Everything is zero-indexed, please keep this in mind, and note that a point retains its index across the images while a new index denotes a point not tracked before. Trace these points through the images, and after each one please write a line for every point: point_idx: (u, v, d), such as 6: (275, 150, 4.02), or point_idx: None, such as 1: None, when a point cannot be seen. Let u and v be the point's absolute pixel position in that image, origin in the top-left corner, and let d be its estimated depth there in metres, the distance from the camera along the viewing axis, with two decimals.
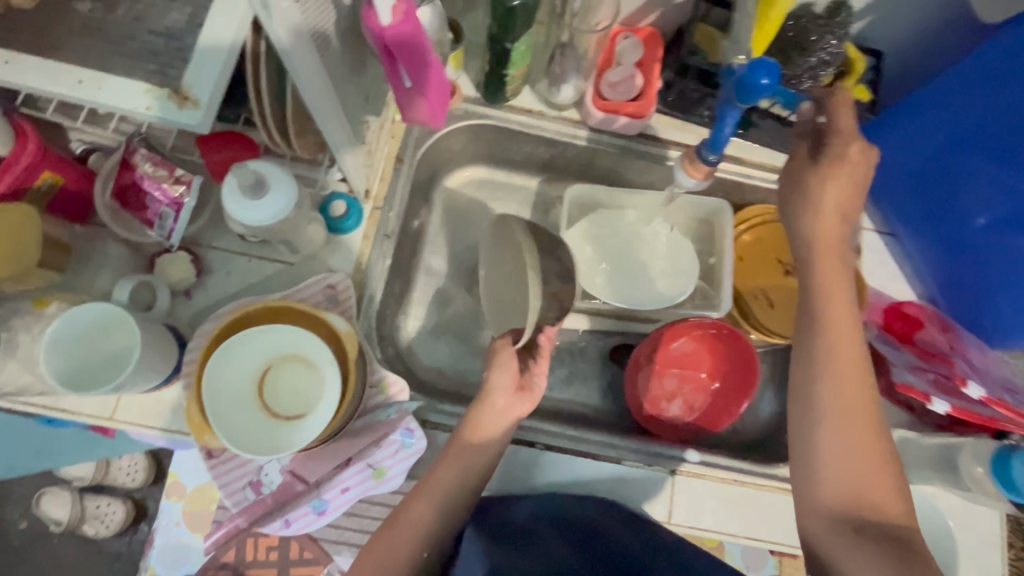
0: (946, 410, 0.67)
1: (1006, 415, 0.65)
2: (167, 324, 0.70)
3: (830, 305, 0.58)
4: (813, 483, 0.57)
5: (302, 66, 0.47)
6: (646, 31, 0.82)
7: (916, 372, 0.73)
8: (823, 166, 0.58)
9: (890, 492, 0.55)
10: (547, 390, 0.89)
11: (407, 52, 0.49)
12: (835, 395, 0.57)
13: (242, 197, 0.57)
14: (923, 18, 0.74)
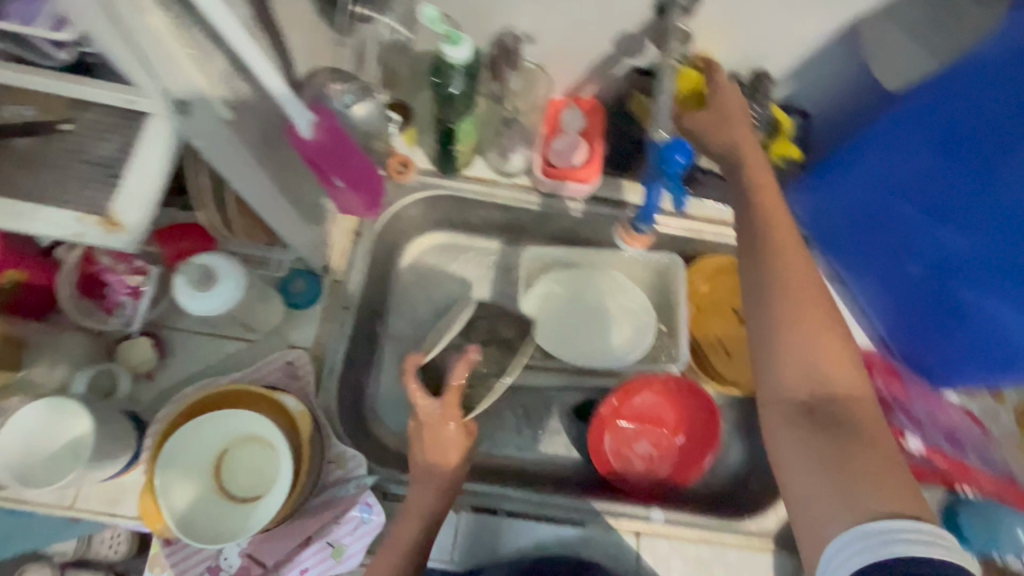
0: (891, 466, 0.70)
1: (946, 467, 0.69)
2: (128, 409, 0.71)
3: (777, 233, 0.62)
4: (770, 371, 0.57)
5: (235, 169, 0.49)
6: (588, 103, 0.86)
7: None
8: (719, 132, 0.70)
9: (850, 384, 0.55)
10: (515, 450, 0.89)
11: (332, 156, 0.58)
12: (789, 286, 0.58)
13: (194, 291, 0.60)
14: (841, 82, 0.78)
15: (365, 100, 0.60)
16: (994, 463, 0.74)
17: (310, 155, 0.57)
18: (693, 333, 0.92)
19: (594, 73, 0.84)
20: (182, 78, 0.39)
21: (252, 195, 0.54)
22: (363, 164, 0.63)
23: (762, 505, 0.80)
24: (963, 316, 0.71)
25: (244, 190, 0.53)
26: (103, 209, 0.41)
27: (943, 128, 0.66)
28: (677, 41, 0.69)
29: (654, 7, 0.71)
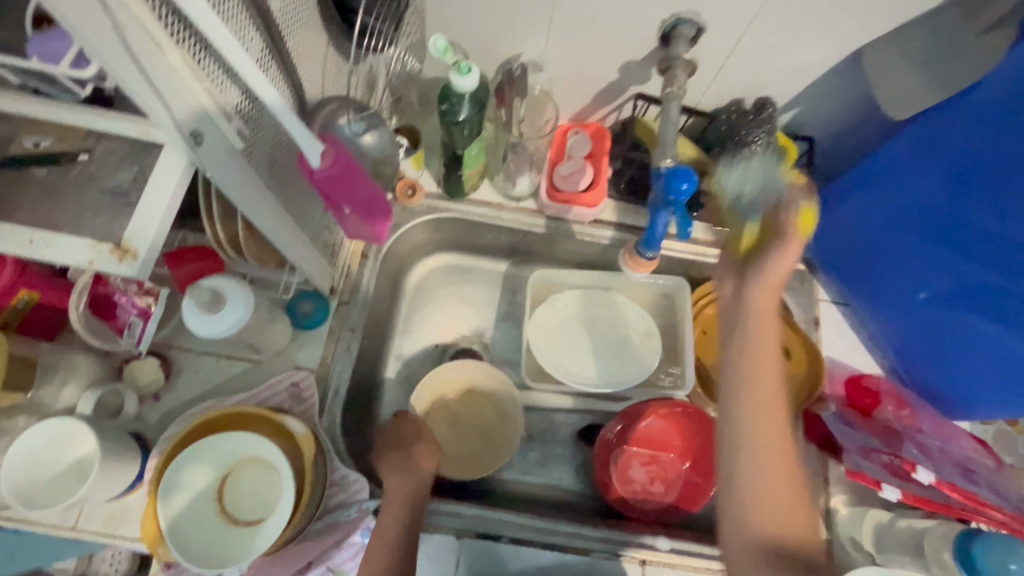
0: (897, 498, 0.67)
1: (959, 498, 0.66)
2: (133, 430, 0.71)
3: (760, 336, 0.53)
4: (736, 513, 0.50)
5: (246, 197, 0.50)
6: (594, 126, 0.87)
7: (869, 456, 0.73)
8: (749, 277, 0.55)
9: (809, 527, 0.49)
10: (519, 474, 0.88)
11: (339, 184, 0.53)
12: (761, 420, 0.50)
13: (200, 313, 0.61)
14: (845, 110, 0.78)
15: (373, 129, 0.62)
16: (1009, 498, 0.70)
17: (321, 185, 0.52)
18: (699, 357, 0.91)
19: (600, 99, 0.86)
20: (197, 110, 0.41)
21: (265, 222, 0.56)
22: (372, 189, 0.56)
23: None
24: (973, 348, 0.70)
25: (254, 218, 0.54)
26: (117, 237, 0.42)
27: (945, 161, 0.66)
28: (681, 70, 0.71)
29: (658, 38, 0.73)
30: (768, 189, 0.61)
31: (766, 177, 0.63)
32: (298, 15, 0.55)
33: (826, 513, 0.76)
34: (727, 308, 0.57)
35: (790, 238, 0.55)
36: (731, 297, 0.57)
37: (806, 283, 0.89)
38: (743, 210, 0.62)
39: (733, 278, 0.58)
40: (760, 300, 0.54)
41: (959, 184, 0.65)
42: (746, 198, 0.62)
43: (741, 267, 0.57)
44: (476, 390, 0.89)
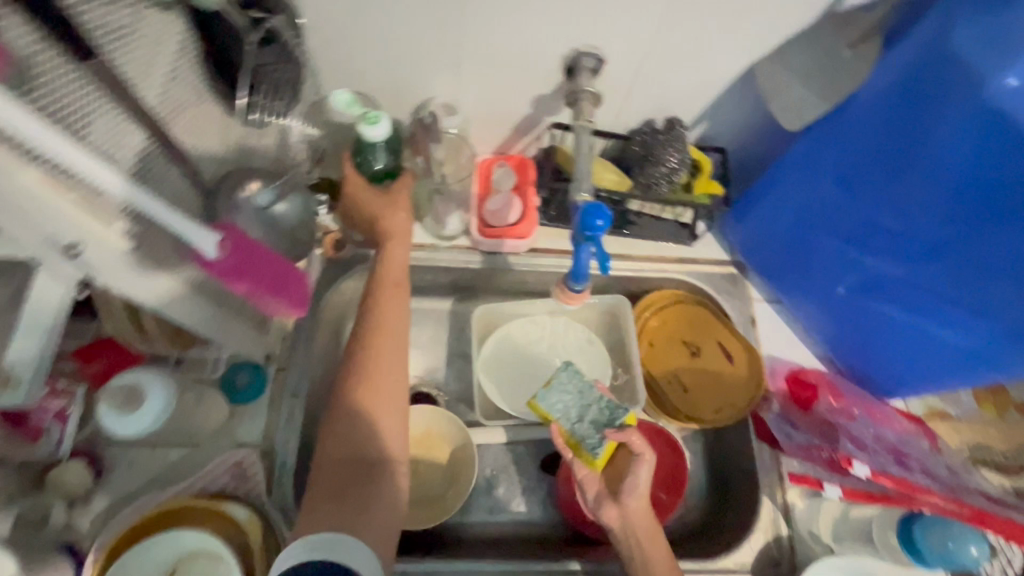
0: (837, 495, 0.74)
1: (892, 484, 0.72)
2: (64, 539, 0.66)
3: (650, 546, 0.67)
4: None
5: (151, 294, 0.49)
6: (517, 158, 0.89)
7: (811, 455, 0.78)
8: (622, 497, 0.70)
9: None
10: (487, 513, 0.87)
11: (249, 269, 0.51)
12: None
13: (118, 412, 0.57)
14: (749, 120, 0.82)
15: (286, 197, 0.62)
16: (940, 478, 0.73)
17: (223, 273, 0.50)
18: (648, 370, 0.90)
19: (518, 132, 0.87)
20: (75, 227, 0.40)
21: (177, 312, 0.54)
22: (276, 264, 0.54)
23: (737, 536, 0.79)
24: (889, 333, 0.75)
25: (162, 310, 0.52)
26: None
27: (834, 168, 0.71)
28: (588, 103, 0.72)
29: (563, 71, 0.75)
30: (603, 418, 0.75)
31: (592, 403, 0.76)
32: (182, 97, 0.54)
33: (786, 509, 0.78)
34: (618, 529, 0.69)
35: (643, 453, 0.70)
36: (616, 520, 0.69)
37: (739, 286, 0.92)
38: (585, 434, 0.74)
39: (610, 502, 0.70)
40: (638, 515, 0.68)
41: (850, 187, 0.70)
42: (583, 425, 0.75)
43: (612, 491, 0.71)
44: (434, 435, 0.89)
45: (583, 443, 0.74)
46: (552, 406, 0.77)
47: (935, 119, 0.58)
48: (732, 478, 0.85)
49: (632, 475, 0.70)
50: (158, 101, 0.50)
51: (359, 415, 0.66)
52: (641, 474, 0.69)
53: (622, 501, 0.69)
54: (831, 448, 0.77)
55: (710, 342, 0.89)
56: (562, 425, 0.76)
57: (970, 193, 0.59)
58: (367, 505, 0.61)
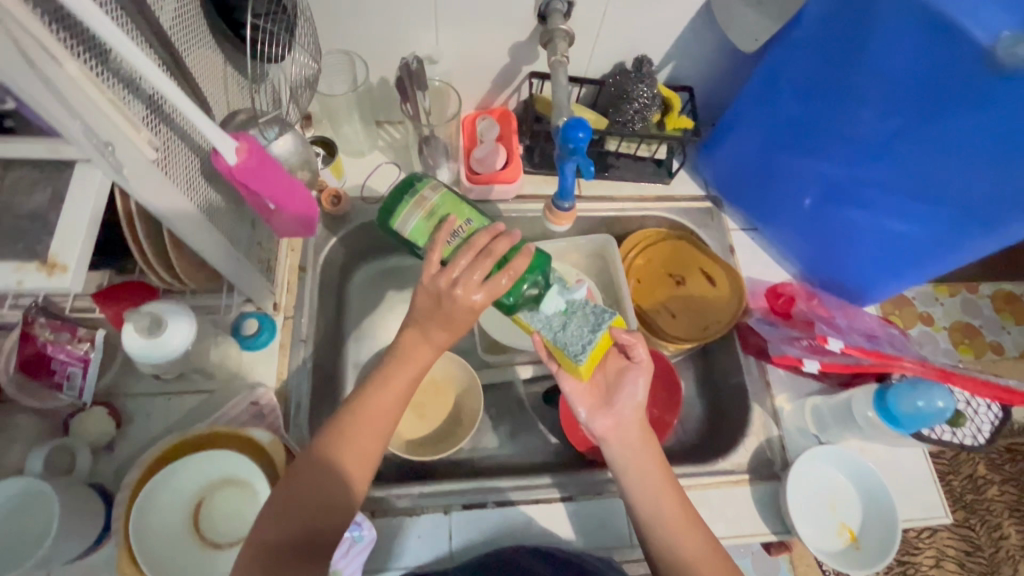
0: (816, 368, 0.79)
1: (865, 358, 0.77)
2: (91, 483, 0.69)
3: (638, 435, 0.71)
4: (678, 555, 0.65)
5: (174, 212, 0.52)
6: (499, 111, 0.94)
7: (792, 342, 0.82)
8: (616, 393, 0.73)
9: (699, 538, 0.66)
10: (496, 448, 0.91)
11: (257, 179, 0.56)
12: (643, 474, 0.69)
13: (141, 337, 0.60)
14: (711, 57, 0.88)
15: (284, 134, 0.66)
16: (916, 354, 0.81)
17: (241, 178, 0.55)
18: (637, 303, 0.95)
19: (498, 85, 0.92)
20: (104, 120, 0.42)
21: (197, 240, 0.58)
22: (290, 182, 0.60)
23: (731, 444, 0.84)
24: (856, 236, 0.81)
25: (180, 233, 0.55)
26: (42, 255, 0.42)
27: (794, 83, 0.77)
28: (561, 41, 0.78)
29: (536, 17, 0.80)
30: (587, 324, 0.69)
31: (577, 308, 0.71)
32: (190, 31, 0.58)
33: (774, 413, 0.84)
34: (611, 434, 0.72)
35: (638, 362, 0.72)
36: (609, 427, 0.72)
37: (715, 218, 0.99)
38: (569, 341, 0.69)
39: (603, 410, 0.73)
40: (629, 419, 0.72)
41: (810, 99, 0.76)
42: (567, 331, 0.69)
43: (604, 402, 0.74)
44: (439, 380, 0.93)
45: (567, 350, 0.69)
46: (534, 317, 0.71)
47: (871, 20, 0.64)
48: (723, 394, 0.91)
49: (627, 384, 0.73)
50: (172, 26, 0.54)
51: (327, 469, 0.60)
52: (637, 384, 0.72)
53: (614, 406, 0.73)
54: (809, 335, 0.82)
55: (693, 271, 0.94)
56: (545, 335, 0.71)
57: (912, 85, 0.65)
58: (339, 479, 0.60)
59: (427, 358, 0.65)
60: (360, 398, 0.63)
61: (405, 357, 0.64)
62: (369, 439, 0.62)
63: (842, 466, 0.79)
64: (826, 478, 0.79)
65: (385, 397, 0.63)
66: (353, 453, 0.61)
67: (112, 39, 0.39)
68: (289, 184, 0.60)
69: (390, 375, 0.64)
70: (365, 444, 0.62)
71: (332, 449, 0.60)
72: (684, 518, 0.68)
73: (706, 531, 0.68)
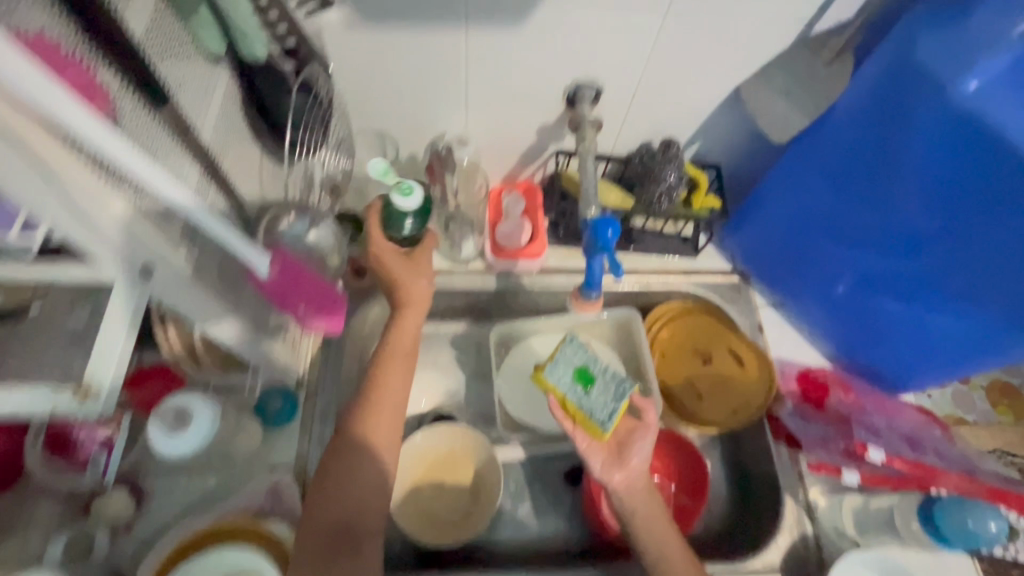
0: (856, 481, 0.78)
1: (907, 470, 0.75)
2: (107, 568, 0.68)
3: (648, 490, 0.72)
4: None
5: (205, 313, 0.53)
6: (525, 185, 0.94)
7: (826, 446, 0.81)
8: (627, 445, 0.74)
9: None
10: (515, 530, 0.88)
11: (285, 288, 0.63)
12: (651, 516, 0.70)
13: (168, 434, 0.61)
14: (738, 136, 0.88)
15: (316, 225, 0.67)
16: (951, 457, 0.77)
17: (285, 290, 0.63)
18: (662, 380, 0.93)
19: (524, 160, 0.93)
20: (147, 249, 0.44)
21: (233, 340, 0.60)
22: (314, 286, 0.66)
23: (761, 539, 0.80)
24: (890, 324, 0.79)
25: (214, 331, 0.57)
26: (76, 376, 0.43)
27: (822, 172, 0.76)
28: (590, 129, 0.80)
29: (564, 101, 0.81)
30: (611, 393, 0.74)
31: (601, 374, 0.76)
32: (230, 133, 0.59)
33: (808, 507, 0.79)
34: (625, 492, 0.71)
35: (649, 423, 0.74)
36: (622, 483, 0.71)
37: (743, 293, 0.97)
38: (596, 409, 0.73)
39: (616, 467, 0.72)
40: (642, 477, 0.72)
41: (840, 189, 0.75)
42: (591, 397, 0.74)
43: (616, 458, 0.73)
44: (458, 454, 0.91)
45: (592, 417, 0.73)
46: (559, 379, 0.75)
47: (906, 121, 0.64)
48: (753, 481, 0.87)
49: (638, 443, 0.73)
50: (211, 137, 0.54)
51: (359, 451, 0.67)
52: (647, 444, 0.73)
53: (627, 463, 0.72)
54: (846, 438, 0.81)
55: (721, 349, 0.92)
56: (567, 397, 0.74)
57: (950, 187, 0.64)
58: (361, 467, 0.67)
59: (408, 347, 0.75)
60: (367, 406, 0.70)
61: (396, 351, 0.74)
62: (385, 430, 0.69)
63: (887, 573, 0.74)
64: None
65: (392, 389, 0.71)
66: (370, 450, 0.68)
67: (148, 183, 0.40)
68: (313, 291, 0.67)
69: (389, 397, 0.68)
70: (380, 438, 0.69)
71: (362, 434, 0.68)
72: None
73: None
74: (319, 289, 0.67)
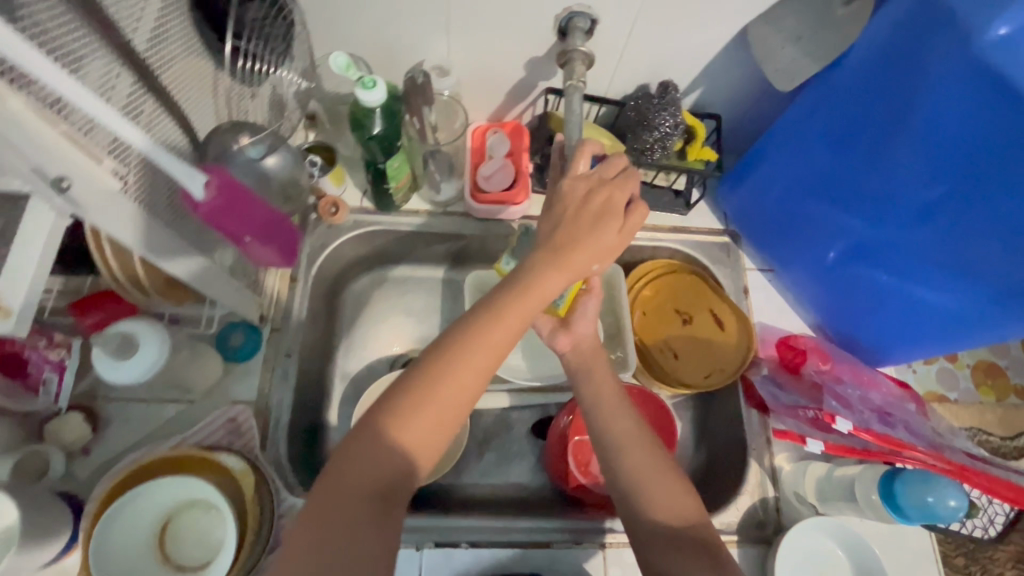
0: (820, 449, 0.73)
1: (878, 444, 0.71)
2: (63, 488, 0.68)
3: (594, 366, 0.72)
4: (646, 513, 0.62)
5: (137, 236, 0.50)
6: (511, 125, 0.89)
7: (795, 413, 0.78)
8: (575, 321, 0.74)
9: (678, 490, 0.63)
10: (480, 477, 0.88)
11: (230, 212, 0.59)
12: (596, 395, 0.69)
13: (110, 358, 0.59)
14: (742, 82, 0.81)
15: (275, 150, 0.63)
16: (920, 434, 0.75)
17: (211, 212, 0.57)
18: (641, 338, 0.90)
19: (511, 98, 0.87)
20: (59, 159, 0.41)
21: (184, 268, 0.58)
22: (266, 213, 0.64)
23: (723, 499, 0.80)
24: (875, 297, 0.76)
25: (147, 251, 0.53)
26: None
27: (825, 130, 0.71)
28: (580, 64, 0.73)
29: (556, 32, 0.74)
30: None
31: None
32: (178, 38, 0.58)
33: (772, 472, 0.80)
34: (569, 352, 0.73)
35: (595, 289, 0.75)
36: (566, 345, 0.73)
37: (732, 255, 0.93)
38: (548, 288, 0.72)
39: (563, 332, 0.74)
40: (587, 336, 0.74)
41: (841, 151, 0.70)
42: None
43: (563, 322, 0.74)
44: None
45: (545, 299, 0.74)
46: None
47: (919, 77, 0.59)
48: (720, 442, 0.86)
49: (587, 307, 0.75)
50: (145, 47, 0.52)
51: (441, 379, 0.55)
52: (590, 305, 0.75)
53: (572, 326, 0.74)
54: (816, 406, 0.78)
55: (702, 311, 0.89)
56: None
57: (956, 153, 0.59)
58: (429, 395, 0.54)
59: (551, 289, 0.59)
60: (460, 337, 0.57)
61: (464, 343, 0.56)
62: (471, 373, 0.56)
63: (841, 542, 0.74)
64: (823, 549, 0.75)
65: (517, 307, 0.58)
66: (393, 468, 0.53)
67: (72, 97, 0.40)
68: (263, 218, 0.64)
69: (478, 334, 0.57)
70: (466, 380, 0.56)
71: (442, 357, 0.56)
72: (660, 487, 0.63)
73: (690, 489, 0.64)
74: (258, 212, 0.63)
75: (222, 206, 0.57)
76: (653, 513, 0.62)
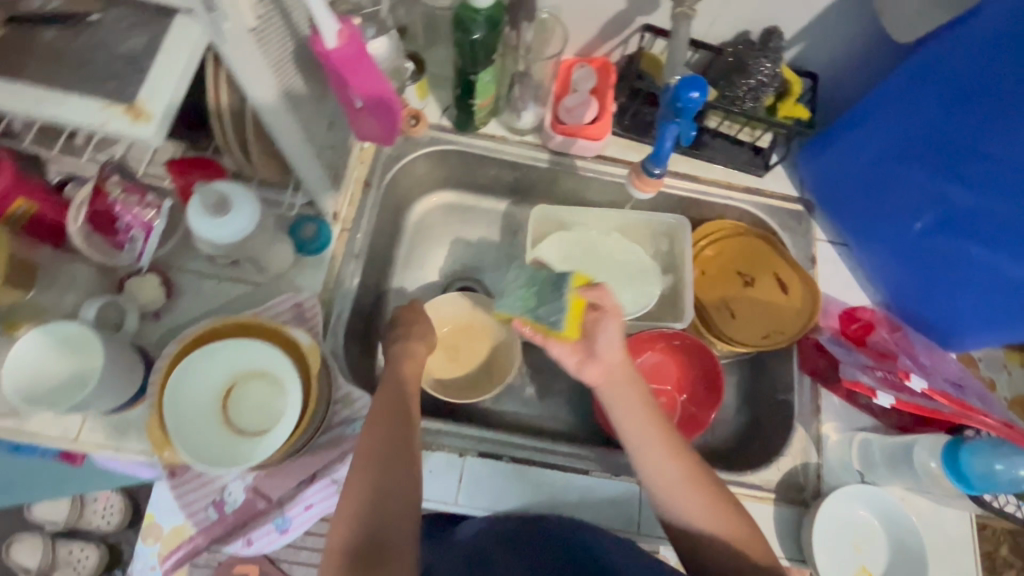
0: (892, 403, 0.72)
1: (950, 406, 0.70)
2: (134, 343, 0.71)
3: (619, 382, 0.66)
4: (677, 515, 0.62)
5: (252, 71, 0.51)
6: (599, 61, 0.87)
7: (865, 370, 0.77)
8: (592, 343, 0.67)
9: (704, 509, 0.61)
10: (519, 407, 0.89)
11: (354, 68, 0.57)
12: (622, 407, 0.66)
13: (206, 214, 0.61)
14: (850, 35, 0.79)
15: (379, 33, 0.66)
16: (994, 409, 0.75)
17: (335, 64, 0.56)
18: (697, 296, 0.91)
19: (607, 31, 0.85)
20: None
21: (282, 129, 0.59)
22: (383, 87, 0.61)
23: (765, 459, 0.80)
24: (960, 271, 0.73)
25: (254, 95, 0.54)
26: (128, 100, 0.48)
27: (942, 86, 0.68)
28: None
29: None
30: (552, 292, 0.69)
31: (540, 286, 0.72)
32: None
33: (818, 439, 0.79)
34: (602, 382, 0.67)
35: (608, 308, 0.67)
36: (598, 375, 0.67)
37: (804, 224, 0.91)
38: (546, 309, 0.68)
39: (590, 362, 0.67)
40: (617, 363, 0.66)
41: (954, 111, 0.67)
42: (539, 305, 0.70)
43: (585, 350, 0.67)
44: (475, 323, 0.89)
45: (547, 323, 0.68)
46: (510, 305, 0.73)
47: None
48: (766, 406, 0.86)
49: (603, 331, 0.66)
50: None
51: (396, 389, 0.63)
52: (609, 328, 0.66)
53: (597, 356, 0.66)
54: (888, 369, 0.77)
55: (766, 274, 0.88)
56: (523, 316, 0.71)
57: None
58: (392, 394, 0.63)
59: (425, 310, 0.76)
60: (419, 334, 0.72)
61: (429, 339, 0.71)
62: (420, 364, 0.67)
63: (882, 513, 0.74)
64: (862, 517, 0.74)
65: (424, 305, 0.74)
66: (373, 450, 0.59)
67: None
68: (382, 89, 0.61)
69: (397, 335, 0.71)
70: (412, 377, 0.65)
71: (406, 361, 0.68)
72: (691, 495, 0.62)
73: (728, 513, 0.61)
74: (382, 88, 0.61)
75: (349, 56, 0.55)
76: (687, 521, 0.62)
